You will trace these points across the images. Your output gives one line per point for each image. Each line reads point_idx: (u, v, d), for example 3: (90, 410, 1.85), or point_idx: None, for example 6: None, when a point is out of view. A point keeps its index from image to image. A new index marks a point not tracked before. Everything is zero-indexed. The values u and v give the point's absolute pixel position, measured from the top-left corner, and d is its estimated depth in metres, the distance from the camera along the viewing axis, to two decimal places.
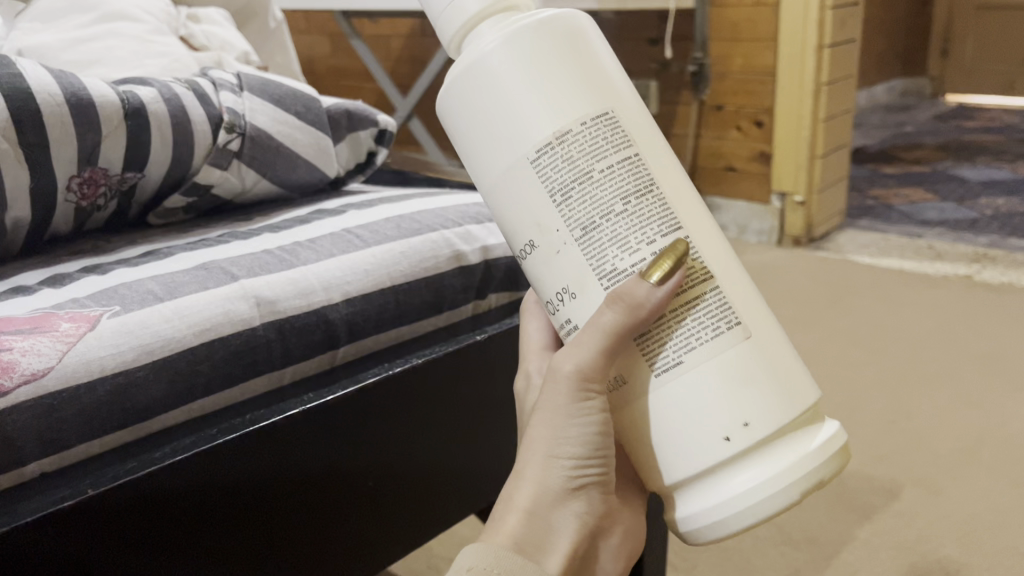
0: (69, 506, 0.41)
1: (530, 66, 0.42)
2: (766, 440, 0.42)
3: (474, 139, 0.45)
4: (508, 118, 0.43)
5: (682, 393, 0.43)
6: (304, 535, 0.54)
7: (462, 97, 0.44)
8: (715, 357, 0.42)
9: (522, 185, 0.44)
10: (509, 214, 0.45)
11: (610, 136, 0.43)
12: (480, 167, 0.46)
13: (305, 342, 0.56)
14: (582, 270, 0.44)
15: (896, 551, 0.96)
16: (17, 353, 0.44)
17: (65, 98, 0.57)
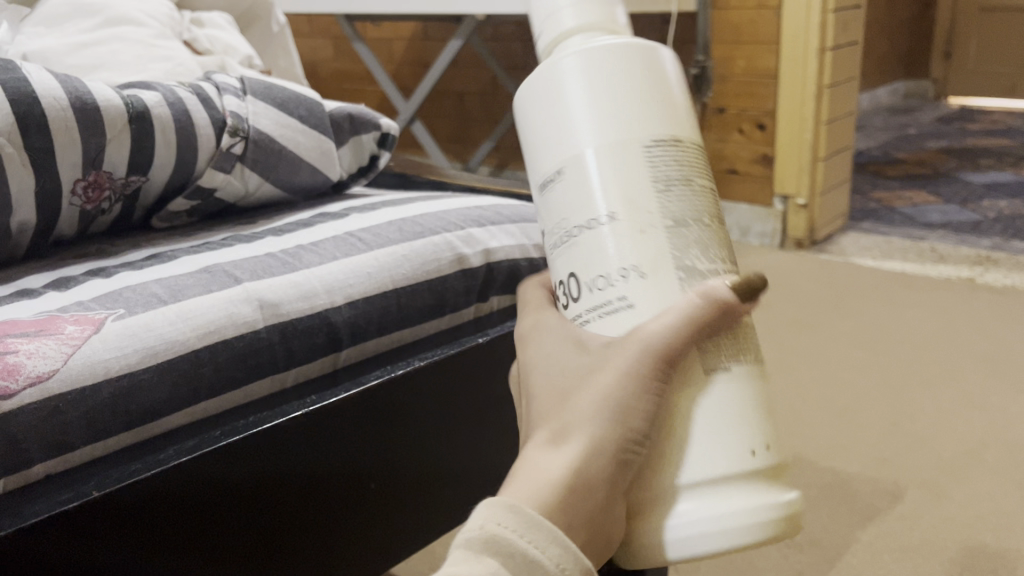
0: (74, 506, 0.41)
1: (667, 74, 0.42)
2: (775, 472, 0.39)
3: (581, 108, 0.41)
4: (629, 102, 0.41)
5: (726, 397, 0.38)
6: (300, 538, 0.54)
7: (581, 68, 0.41)
8: (754, 373, 0.40)
9: (627, 156, 0.40)
10: (589, 186, 0.40)
11: (705, 166, 0.43)
12: (569, 136, 0.41)
13: (307, 345, 0.56)
14: (661, 254, 0.39)
15: (900, 554, 0.96)
16: (23, 355, 0.44)
17: (70, 102, 0.58)
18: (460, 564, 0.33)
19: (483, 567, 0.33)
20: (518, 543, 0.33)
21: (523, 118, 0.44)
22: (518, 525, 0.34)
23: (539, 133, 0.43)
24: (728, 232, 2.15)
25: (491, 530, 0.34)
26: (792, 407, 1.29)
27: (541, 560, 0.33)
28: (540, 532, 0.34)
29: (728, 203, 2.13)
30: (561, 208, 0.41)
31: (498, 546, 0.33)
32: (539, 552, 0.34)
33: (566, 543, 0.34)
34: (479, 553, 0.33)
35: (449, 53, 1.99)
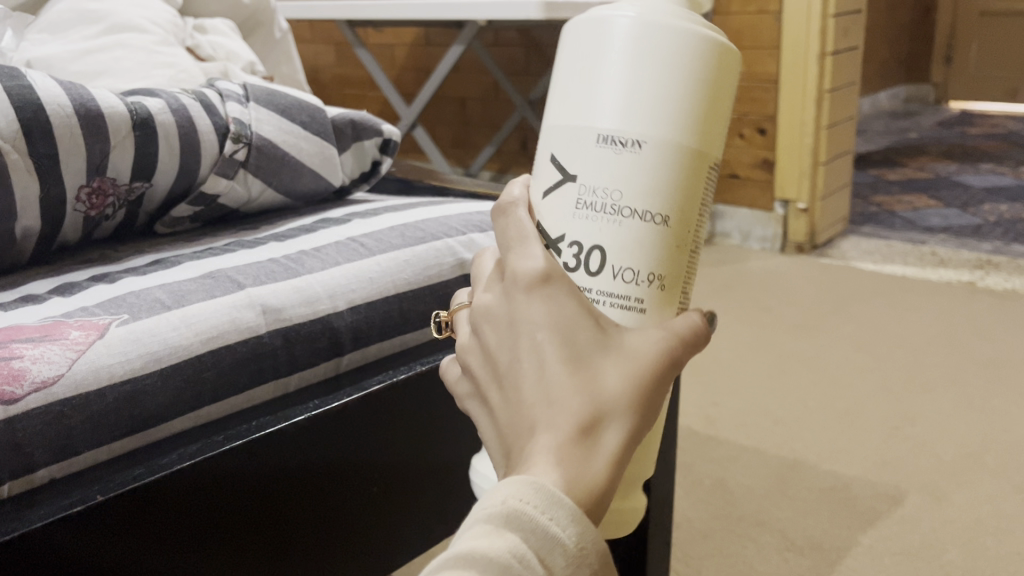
0: (77, 511, 0.42)
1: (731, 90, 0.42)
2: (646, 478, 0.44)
3: (691, 105, 0.39)
4: (717, 118, 0.40)
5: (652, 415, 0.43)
6: (290, 535, 0.53)
7: (696, 60, 0.39)
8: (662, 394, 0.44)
9: (690, 168, 0.40)
10: (653, 177, 0.39)
11: None
12: (664, 119, 0.39)
13: (309, 350, 0.56)
14: (679, 273, 0.41)
15: (900, 557, 0.96)
16: (28, 360, 0.44)
17: (74, 109, 0.58)
18: (478, 538, 0.30)
19: (502, 542, 0.30)
20: (540, 520, 0.31)
21: (587, 58, 0.40)
22: (543, 505, 0.31)
23: (631, 92, 0.39)
24: (729, 236, 2.15)
25: (513, 507, 0.31)
26: (793, 411, 1.29)
27: (563, 540, 0.31)
28: (560, 511, 0.31)
29: (729, 207, 2.13)
30: (614, 183, 0.40)
31: (519, 521, 0.31)
32: (561, 531, 0.31)
33: (588, 524, 0.32)
34: (500, 528, 0.30)
35: (450, 59, 2.00)
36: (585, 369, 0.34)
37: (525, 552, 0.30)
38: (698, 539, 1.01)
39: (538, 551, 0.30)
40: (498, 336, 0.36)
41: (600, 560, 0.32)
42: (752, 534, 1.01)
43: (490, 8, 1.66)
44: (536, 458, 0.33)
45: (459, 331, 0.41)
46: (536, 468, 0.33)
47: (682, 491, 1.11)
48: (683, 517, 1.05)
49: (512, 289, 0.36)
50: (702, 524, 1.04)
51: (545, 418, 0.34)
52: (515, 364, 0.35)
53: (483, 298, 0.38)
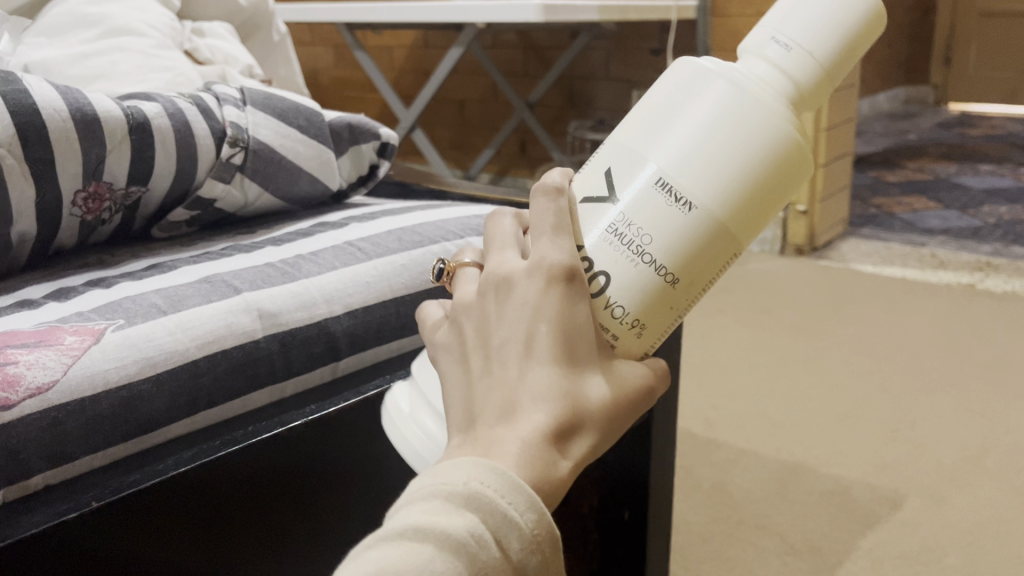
0: (71, 518, 0.42)
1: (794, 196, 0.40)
2: None
3: (748, 184, 0.37)
4: (765, 209, 0.38)
5: None
6: (289, 541, 0.53)
7: (774, 148, 0.37)
8: None
9: (714, 245, 0.38)
10: (679, 236, 0.38)
11: None
12: (717, 187, 0.37)
13: (306, 355, 0.56)
14: (660, 329, 0.40)
15: (899, 561, 0.96)
16: (23, 366, 0.44)
17: (70, 113, 0.58)
18: (433, 513, 0.31)
19: (461, 520, 0.31)
20: (498, 503, 0.31)
21: (679, 99, 0.39)
22: (502, 488, 0.32)
23: (700, 146, 0.37)
24: None
25: (473, 488, 0.31)
26: (792, 413, 1.29)
27: (519, 523, 0.31)
28: (519, 497, 0.32)
29: None
30: (643, 228, 0.38)
31: (479, 503, 0.31)
32: (517, 514, 0.32)
33: (545, 512, 0.32)
34: (459, 506, 0.31)
35: (449, 61, 2.00)
36: (575, 373, 0.35)
37: (483, 532, 0.31)
38: (697, 543, 1.01)
39: (495, 532, 0.31)
40: (500, 310, 0.36)
41: (550, 547, 0.32)
42: (752, 538, 1.01)
43: (490, 11, 1.66)
44: (508, 441, 0.33)
45: (462, 286, 0.40)
46: (503, 450, 0.33)
47: (681, 494, 1.11)
48: (681, 521, 1.05)
49: (534, 272, 0.36)
50: (702, 528, 1.04)
51: (527, 408, 0.34)
52: (509, 345, 0.35)
53: (500, 266, 0.37)
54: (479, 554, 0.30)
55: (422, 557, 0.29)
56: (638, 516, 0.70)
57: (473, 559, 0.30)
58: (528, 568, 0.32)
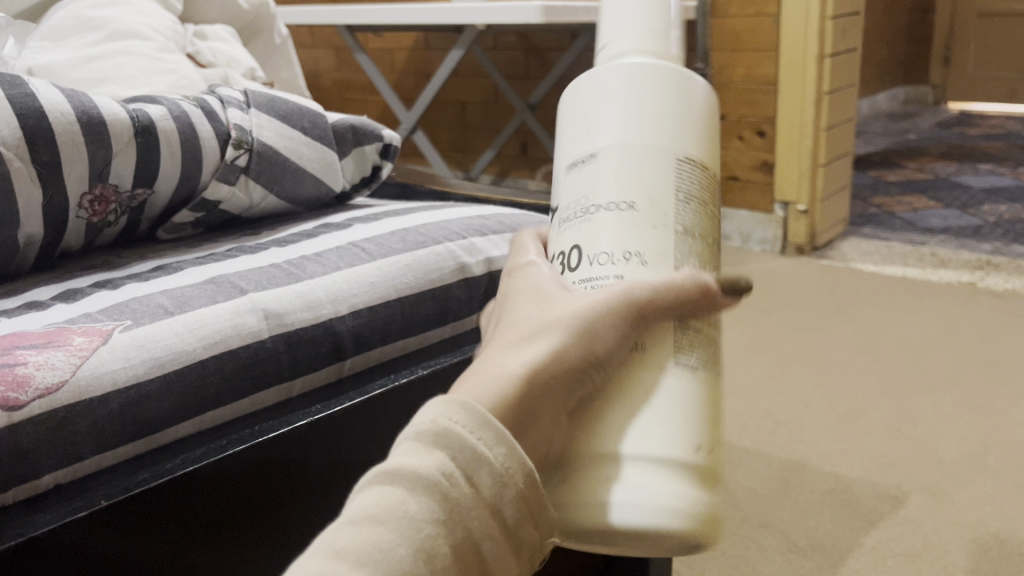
0: (80, 516, 0.42)
1: (701, 105, 0.42)
2: (710, 475, 0.38)
3: (641, 111, 0.40)
4: (679, 120, 0.41)
5: (673, 387, 0.38)
6: (293, 536, 0.53)
7: (641, 77, 0.41)
8: (697, 371, 0.39)
9: (653, 162, 0.40)
10: (618, 177, 0.40)
11: (716, 202, 0.43)
12: (617, 129, 0.40)
13: (312, 354, 0.56)
14: (660, 248, 0.39)
15: (901, 558, 0.96)
16: (32, 367, 0.45)
17: (76, 116, 0.58)
18: (409, 454, 0.32)
19: (430, 459, 0.32)
20: (467, 439, 0.33)
21: (563, 116, 0.44)
22: (471, 424, 0.33)
23: (587, 120, 0.42)
24: (729, 239, 2.15)
25: (442, 427, 0.33)
26: (794, 412, 1.30)
27: (488, 459, 0.33)
28: (488, 431, 0.33)
29: (728, 210, 2.13)
30: (602, 190, 0.40)
31: (447, 440, 0.32)
32: (487, 449, 0.33)
33: (515, 445, 0.33)
34: (430, 445, 0.32)
35: (450, 62, 2.00)
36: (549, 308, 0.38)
37: (453, 470, 0.32)
38: None
39: (464, 468, 0.32)
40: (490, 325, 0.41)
41: (524, 481, 0.33)
42: (755, 536, 1.02)
43: (491, 12, 1.67)
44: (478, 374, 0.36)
45: None
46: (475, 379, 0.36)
47: None
48: None
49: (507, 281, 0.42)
50: None
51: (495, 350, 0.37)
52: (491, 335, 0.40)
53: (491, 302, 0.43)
54: (451, 492, 0.31)
55: (396, 497, 0.31)
56: None
57: (445, 496, 0.31)
58: (501, 504, 0.33)
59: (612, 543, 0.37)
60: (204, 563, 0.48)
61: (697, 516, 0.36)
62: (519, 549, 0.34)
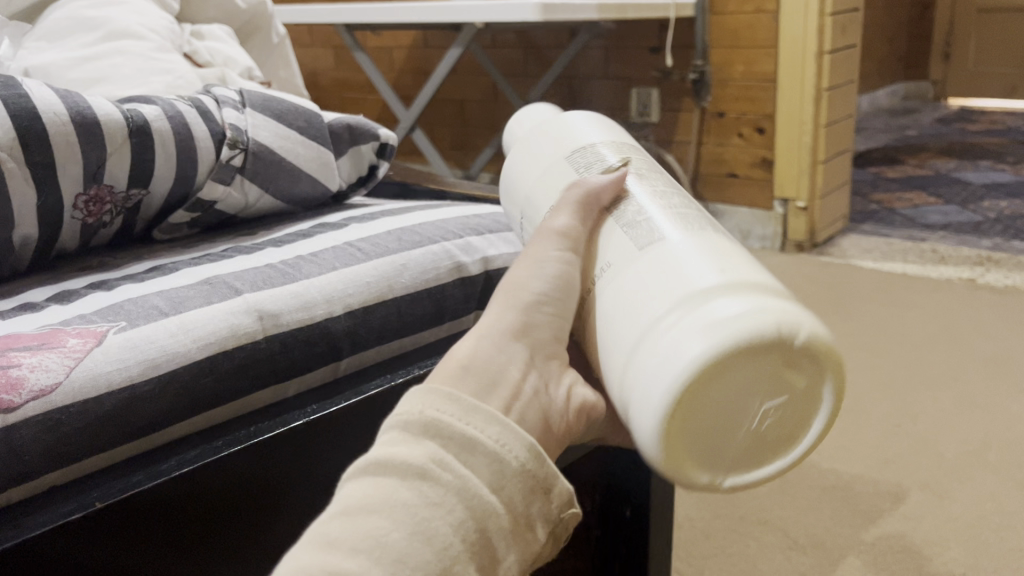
0: (76, 518, 0.42)
1: (573, 118, 0.56)
2: (747, 287, 0.40)
3: (531, 157, 0.56)
4: (558, 136, 0.55)
5: (667, 250, 0.43)
6: (287, 537, 0.53)
7: (525, 146, 0.57)
8: (689, 235, 0.44)
9: (554, 171, 0.53)
10: (543, 201, 0.53)
11: (630, 153, 0.53)
12: (527, 180, 0.55)
13: (308, 355, 0.56)
14: None
15: (900, 554, 0.96)
16: (26, 369, 0.45)
17: (70, 117, 0.58)
18: (402, 444, 0.37)
19: (421, 447, 0.37)
20: (456, 425, 0.38)
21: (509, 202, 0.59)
22: (460, 413, 0.38)
23: (513, 192, 0.57)
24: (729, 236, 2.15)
25: (431, 417, 0.38)
26: None
27: (480, 440, 0.38)
28: (477, 416, 0.39)
29: (728, 207, 2.13)
30: (534, 194, 0.54)
31: (436, 429, 0.38)
32: (480, 431, 0.38)
33: (504, 422, 0.39)
34: (420, 437, 0.37)
35: (449, 61, 1.99)
36: (499, 298, 0.47)
37: (443, 456, 0.37)
38: (700, 539, 1.01)
39: (455, 454, 0.37)
40: None
41: (526, 453, 0.39)
42: (755, 533, 1.01)
43: (490, 10, 1.66)
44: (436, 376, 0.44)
45: None
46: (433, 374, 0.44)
47: (684, 492, 1.11)
48: (684, 518, 1.05)
49: None
50: (704, 524, 1.04)
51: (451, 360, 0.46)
52: None
53: None
54: (442, 474, 0.36)
55: (392, 485, 0.36)
56: (639, 514, 0.69)
57: (438, 479, 0.36)
58: (501, 482, 0.38)
59: (697, 402, 0.38)
60: (203, 564, 0.48)
61: (778, 309, 0.38)
62: (530, 521, 0.38)
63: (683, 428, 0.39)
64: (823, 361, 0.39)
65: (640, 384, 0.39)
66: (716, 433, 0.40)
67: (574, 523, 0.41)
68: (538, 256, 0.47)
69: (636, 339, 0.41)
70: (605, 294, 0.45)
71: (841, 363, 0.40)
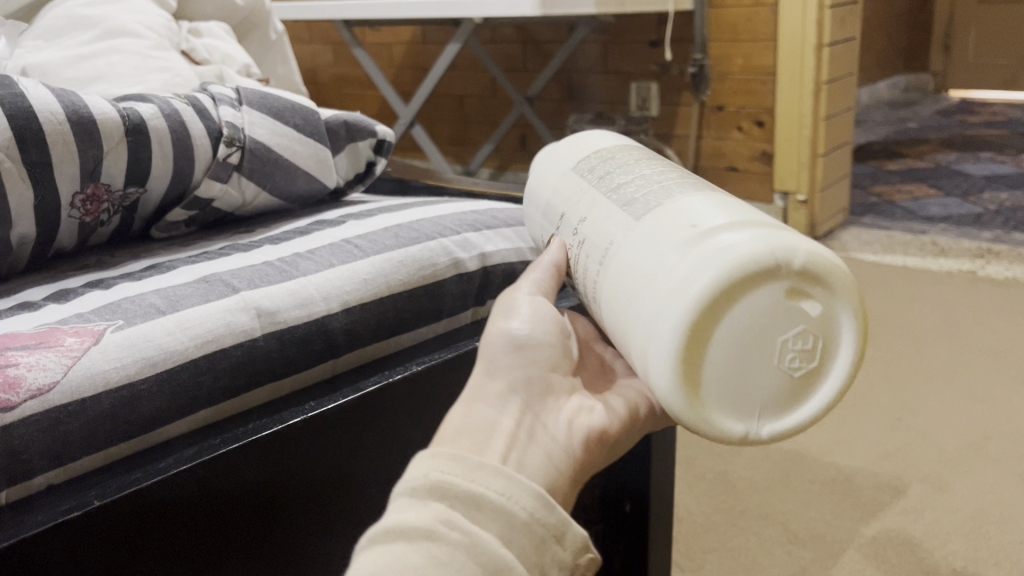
0: (75, 516, 0.42)
1: (579, 134, 0.58)
2: (748, 225, 0.42)
3: (541, 178, 0.58)
4: (563, 150, 0.57)
5: (669, 206, 0.45)
6: (282, 533, 0.53)
7: (536, 168, 0.59)
8: (692, 191, 0.46)
9: (561, 181, 0.55)
10: (556, 210, 0.54)
11: (638, 149, 0.54)
12: (539, 201, 0.57)
13: (305, 353, 0.56)
14: (594, 198, 0.50)
15: (900, 547, 0.97)
16: (23, 368, 0.45)
17: (66, 116, 0.58)
18: (409, 509, 0.38)
19: (429, 509, 0.38)
20: (462, 483, 0.39)
21: (533, 228, 0.60)
22: (465, 471, 0.39)
23: (533, 217, 0.59)
24: None
25: (436, 479, 0.39)
26: None
27: (487, 495, 0.39)
28: (482, 472, 0.39)
29: None
30: (552, 206, 0.55)
31: (442, 491, 0.39)
32: (487, 487, 0.39)
33: (511, 475, 0.40)
34: (428, 499, 0.38)
35: (448, 56, 1.99)
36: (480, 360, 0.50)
37: (450, 517, 0.38)
38: (700, 534, 1.01)
39: (463, 513, 0.38)
40: None
41: (536, 502, 0.39)
42: (755, 528, 1.01)
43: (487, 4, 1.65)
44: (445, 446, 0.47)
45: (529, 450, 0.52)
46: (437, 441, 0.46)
47: (684, 486, 1.11)
48: (684, 512, 1.05)
49: None
50: (705, 518, 1.04)
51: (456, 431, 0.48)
52: None
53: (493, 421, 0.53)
54: (450, 533, 0.37)
55: (401, 550, 0.36)
56: (639, 507, 0.70)
57: (445, 538, 0.37)
58: (513, 536, 0.38)
59: (705, 336, 0.40)
60: (200, 561, 0.48)
61: (776, 239, 0.40)
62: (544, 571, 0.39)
63: (698, 359, 0.41)
64: (827, 285, 0.41)
65: (653, 325, 0.41)
66: (734, 367, 0.41)
67: (592, 568, 0.42)
68: (513, 300, 0.52)
69: (648, 280, 0.42)
70: (617, 254, 0.46)
71: (854, 287, 0.42)
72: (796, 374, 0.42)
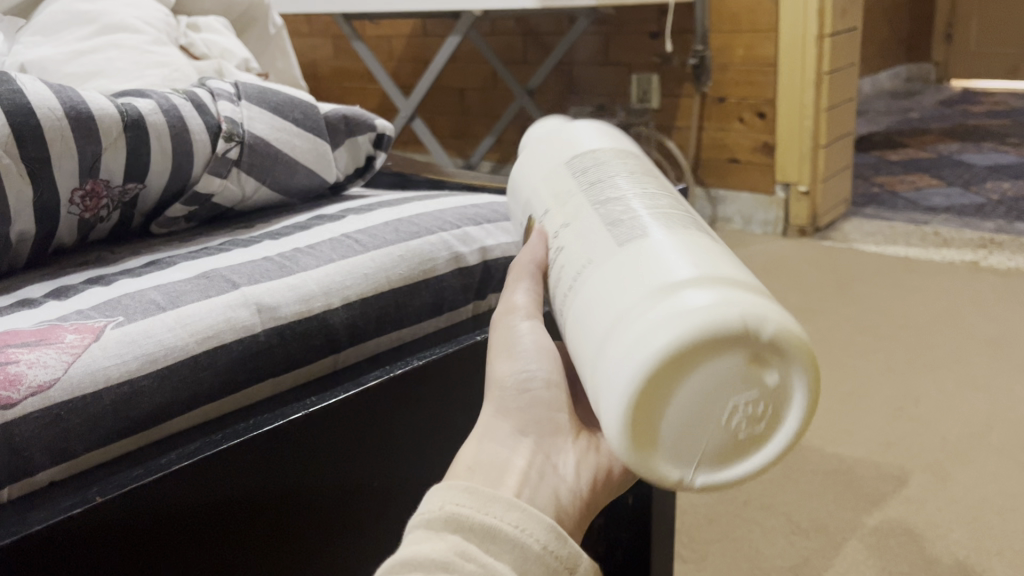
0: (78, 513, 0.42)
1: (579, 126, 0.55)
2: (721, 282, 0.38)
3: (531, 165, 0.55)
4: (560, 142, 0.54)
5: (645, 245, 0.42)
6: (284, 531, 0.53)
7: (528, 153, 0.57)
8: (671, 232, 0.43)
9: (551, 176, 0.52)
10: (540, 205, 0.52)
11: (634, 162, 0.51)
12: (525, 191, 0.55)
13: (305, 347, 0.56)
14: (579, 205, 0.48)
15: (902, 537, 0.97)
16: (24, 365, 0.45)
17: (65, 112, 0.58)
18: (425, 541, 0.38)
19: (445, 542, 0.38)
20: (476, 516, 0.39)
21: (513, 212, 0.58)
22: (478, 504, 0.40)
23: (516, 203, 0.57)
24: (730, 221, 2.14)
25: (450, 511, 0.39)
26: None
27: (501, 526, 0.39)
28: (495, 505, 0.40)
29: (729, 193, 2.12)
30: (536, 196, 0.53)
31: (458, 523, 0.39)
32: (500, 518, 0.39)
33: (524, 506, 0.40)
34: (444, 532, 0.39)
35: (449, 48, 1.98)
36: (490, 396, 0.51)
37: (466, 549, 0.38)
38: (703, 525, 1.01)
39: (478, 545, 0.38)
40: None
41: (550, 534, 0.40)
42: (758, 519, 1.01)
43: None
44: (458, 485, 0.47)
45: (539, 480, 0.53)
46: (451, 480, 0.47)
47: None
48: (688, 505, 1.06)
49: None
50: (708, 510, 1.04)
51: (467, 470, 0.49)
52: None
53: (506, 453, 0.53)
54: (465, 564, 0.37)
55: None
56: (642, 499, 0.70)
57: (461, 569, 0.37)
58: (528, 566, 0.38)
59: (658, 398, 0.38)
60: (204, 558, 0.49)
61: (745, 304, 0.37)
62: None
63: (649, 420, 0.38)
64: (793, 360, 0.38)
65: (608, 373, 0.39)
66: (683, 430, 0.39)
67: None
68: (514, 331, 0.52)
69: (609, 330, 0.40)
70: (583, 285, 0.44)
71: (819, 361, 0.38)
72: (745, 439, 0.39)
